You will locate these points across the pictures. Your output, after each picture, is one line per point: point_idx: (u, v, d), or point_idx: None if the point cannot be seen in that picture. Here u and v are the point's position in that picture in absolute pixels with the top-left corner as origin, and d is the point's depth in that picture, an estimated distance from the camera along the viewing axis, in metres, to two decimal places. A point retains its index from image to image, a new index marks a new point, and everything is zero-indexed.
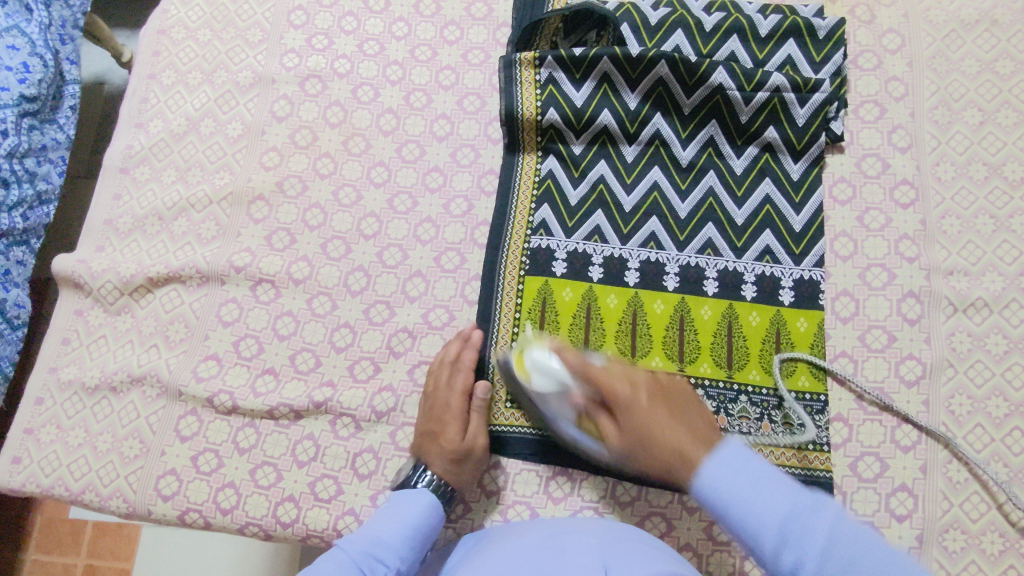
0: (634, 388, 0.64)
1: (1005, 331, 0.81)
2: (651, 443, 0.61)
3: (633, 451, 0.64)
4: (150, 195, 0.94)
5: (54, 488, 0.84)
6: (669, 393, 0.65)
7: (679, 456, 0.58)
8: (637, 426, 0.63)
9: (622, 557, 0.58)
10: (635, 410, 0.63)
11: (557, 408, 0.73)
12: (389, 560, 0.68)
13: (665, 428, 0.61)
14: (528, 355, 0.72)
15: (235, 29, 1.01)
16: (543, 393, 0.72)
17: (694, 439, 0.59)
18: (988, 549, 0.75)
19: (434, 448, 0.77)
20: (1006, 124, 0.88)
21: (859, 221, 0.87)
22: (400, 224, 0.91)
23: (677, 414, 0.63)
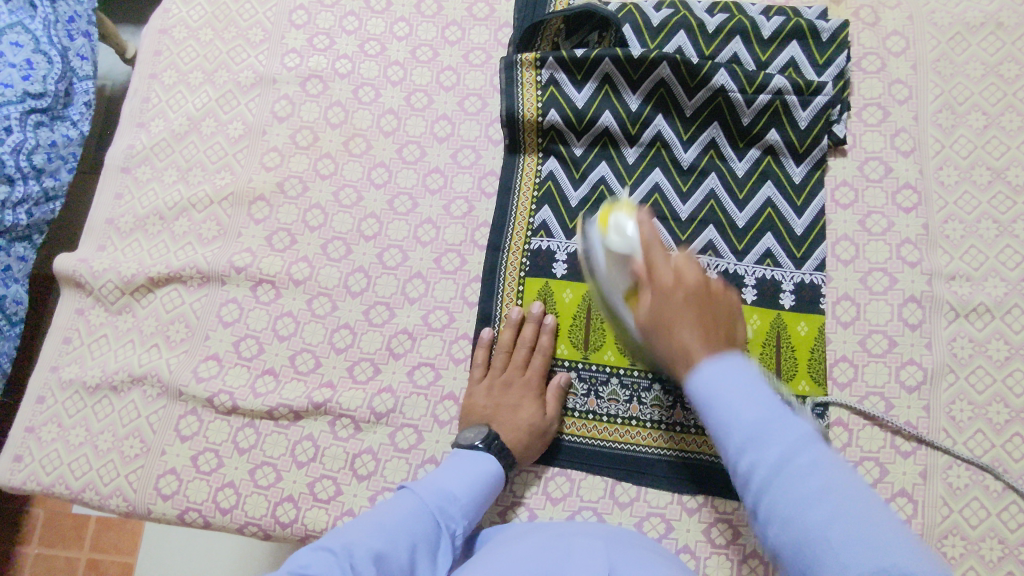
0: (681, 283, 0.59)
1: (1007, 337, 0.81)
2: (667, 331, 0.57)
3: (652, 337, 0.60)
4: (152, 195, 0.94)
5: (55, 486, 0.84)
6: (712, 303, 0.58)
7: (682, 355, 0.55)
8: (665, 315, 0.58)
9: (628, 560, 0.59)
10: (671, 296, 0.58)
11: (613, 278, 0.67)
12: (455, 513, 0.69)
13: (685, 323, 0.56)
14: (616, 216, 0.67)
15: (236, 29, 1.01)
16: (614, 253, 0.66)
17: (705, 338, 0.55)
18: (987, 555, 0.75)
19: (509, 418, 0.79)
20: (1010, 128, 0.88)
21: (861, 225, 0.86)
22: (400, 225, 0.91)
23: (708, 316, 0.56)
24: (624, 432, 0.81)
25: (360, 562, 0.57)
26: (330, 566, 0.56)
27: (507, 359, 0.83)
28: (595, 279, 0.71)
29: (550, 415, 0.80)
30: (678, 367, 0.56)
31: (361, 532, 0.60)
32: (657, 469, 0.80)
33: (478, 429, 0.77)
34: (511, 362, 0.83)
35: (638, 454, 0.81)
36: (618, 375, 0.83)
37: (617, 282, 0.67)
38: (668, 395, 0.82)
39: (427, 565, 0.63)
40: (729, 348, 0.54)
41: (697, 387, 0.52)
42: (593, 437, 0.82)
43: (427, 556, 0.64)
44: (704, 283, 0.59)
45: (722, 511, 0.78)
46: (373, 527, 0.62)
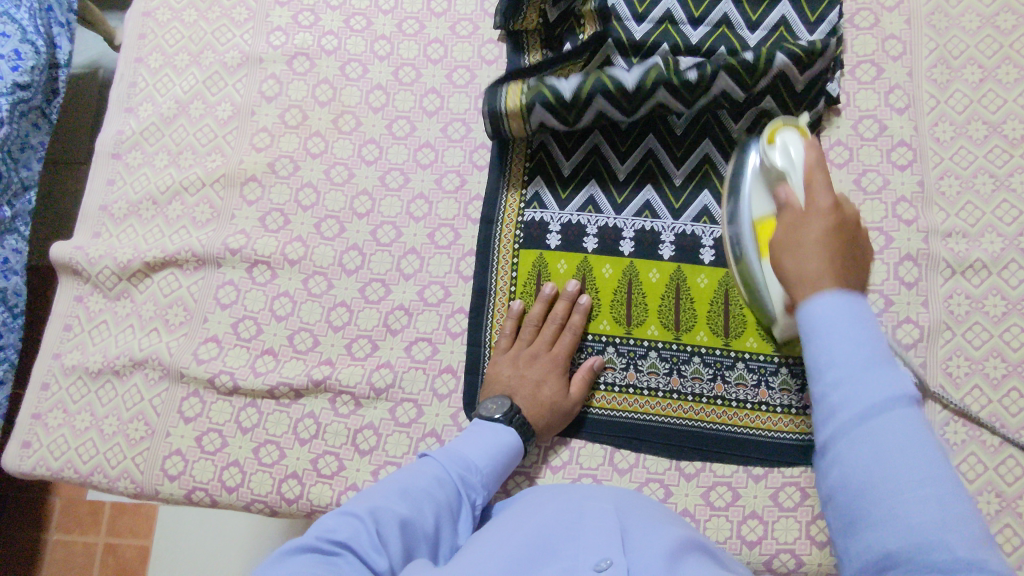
0: (837, 209, 0.58)
1: (1004, 292, 0.81)
2: (796, 252, 0.57)
3: (779, 253, 0.59)
4: (144, 179, 0.94)
5: (64, 470, 0.86)
6: (852, 269, 0.55)
7: (813, 277, 0.53)
8: (795, 231, 0.59)
9: (646, 524, 0.60)
10: (820, 215, 0.58)
11: (757, 198, 0.75)
12: (477, 481, 0.69)
13: (815, 254, 0.55)
14: (784, 133, 0.73)
15: (220, 9, 1.00)
16: (769, 168, 0.74)
17: (835, 268, 0.53)
18: (984, 509, 0.75)
19: (531, 390, 0.79)
20: (1007, 80, 0.86)
21: (856, 184, 0.86)
22: (392, 201, 0.91)
23: (842, 253, 0.56)
24: (621, 399, 0.82)
25: (387, 527, 0.56)
26: (357, 530, 0.55)
27: (535, 332, 0.83)
28: (733, 225, 0.78)
29: (573, 395, 0.80)
30: (795, 289, 0.55)
31: (388, 497, 0.59)
32: (651, 434, 0.81)
33: (500, 401, 0.76)
34: (539, 336, 0.83)
35: (639, 421, 0.81)
36: (614, 344, 0.83)
37: (756, 204, 0.75)
38: (665, 361, 0.82)
39: (450, 530, 0.63)
40: (859, 288, 0.53)
41: (810, 318, 0.48)
42: (594, 405, 0.82)
43: (449, 524, 0.63)
44: (857, 224, 0.59)
45: (721, 474, 0.79)
46: (398, 492, 0.61)
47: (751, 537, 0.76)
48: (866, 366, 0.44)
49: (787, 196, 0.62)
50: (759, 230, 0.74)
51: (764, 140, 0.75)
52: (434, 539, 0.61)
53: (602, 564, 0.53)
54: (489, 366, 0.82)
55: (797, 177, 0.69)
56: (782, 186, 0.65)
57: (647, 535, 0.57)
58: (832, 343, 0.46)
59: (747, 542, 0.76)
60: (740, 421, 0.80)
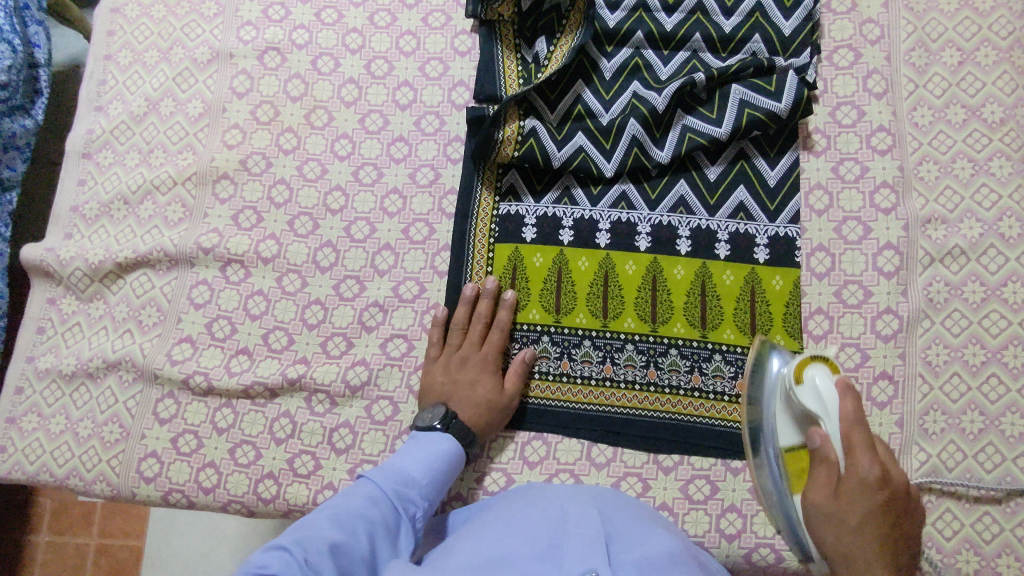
0: (883, 482, 0.57)
1: (984, 279, 0.80)
2: (841, 536, 0.57)
3: (821, 528, 0.59)
4: (115, 179, 0.93)
5: (39, 474, 0.85)
6: (902, 557, 0.56)
7: (860, 565, 0.56)
8: (836, 522, 0.58)
9: (607, 533, 0.58)
10: (855, 535, 0.56)
11: (781, 423, 0.68)
12: (415, 496, 0.68)
13: (862, 546, 0.56)
14: (814, 372, 0.63)
15: (189, 4, 0.98)
16: (794, 402, 0.66)
17: (882, 561, 0.55)
18: (963, 497, 0.75)
19: (466, 393, 0.79)
20: (985, 63, 0.85)
21: (834, 172, 0.85)
22: (366, 196, 0.89)
23: (890, 556, 0.56)
24: (597, 393, 0.81)
25: (318, 554, 0.55)
26: (286, 562, 0.52)
27: (463, 334, 0.82)
28: (764, 404, 0.70)
29: (509, 391, 0.80)
30: (842, 573, 0.58)
31: (318, 525, 0.58)
32: (627, 427, 0.80)
33: (435, 409, 0.76)
34: (468, 337, 0.82)
35: (617, 415, 0.80)
36: (590, 337, 0.82)
37: (784, 432, 0.67)
38: (641, 353, 0.81)
39: (389, 549, 0.62)
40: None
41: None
42: (533, 396, 0.82)
43: (387, 541, 0.62)
44: (905, 486, 0.58)
45: (698, 467, 0.78)
46: (329, 517, 0.59)
47: (730, 530, 0.76)
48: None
49: (822, 446, 0.60)
50: (790, 462, 0.67)
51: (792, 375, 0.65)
52: (372, 560, 0.59)
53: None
54: (422, 375, 0.82)
55: (832, 429, 0.60)
56: (813, 437, 0.61)
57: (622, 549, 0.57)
58: (876, 520, 0.58)
59: (725, 535, 0.76)
60: (717, 414, 0.80)
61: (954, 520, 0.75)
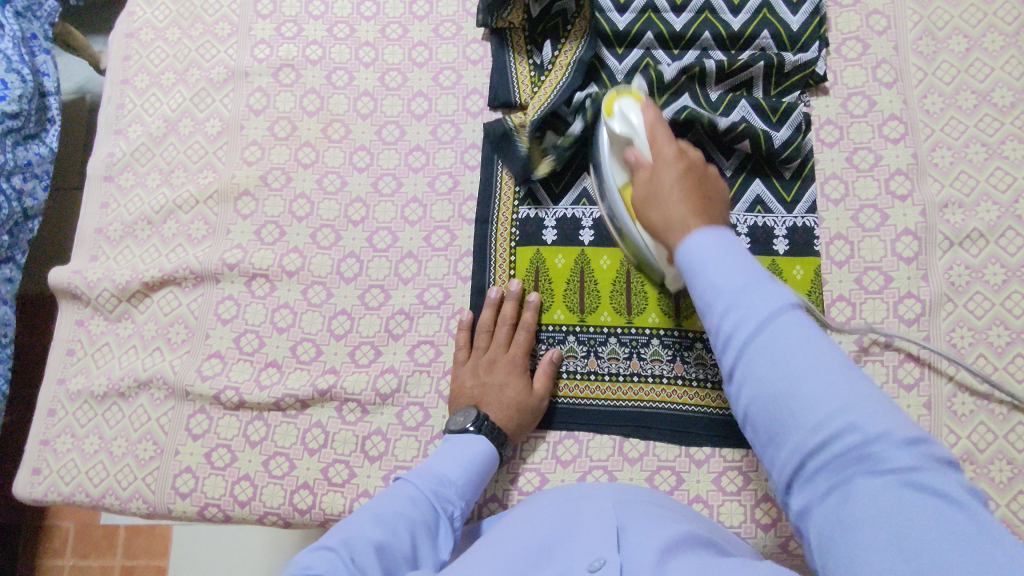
0: (680, 157, 0.66)
1: (1003, 260, 0.81)
2: (658, 204, 0.63)
3: (644, 210, 0.65)
4: (138, 200, 0.94)
5: (76, 495, 0.86)
6: (709, 207, 0.61)
7: (678, 226, 0.59)
8: (657, 188, 0.64)
9: (640, 518, 0.59)
10: (667, 164, 0.65)
11: (612, 165, 0.76)
12: (453, 495, 0.69)
13: (675, 198, 0.62)
14: (621, 101, 0.73)
15: (203, 25, 1.00)
16: (613, 138, 0.74)
17: (693, 209, 0.60)
18: (997, 477, 0.75)
19: (496, 395, 0.79)
20: (993, 48, 0.86)
21: (849, 162, 0.86)
22: (387, 207, 0.91)
23: (696, 201, 0.61)
24: (625, 389, 0.82)
25: (362, 555, 0.56)
26: (332, 563, 0.54)
27: (489, 337, 0.83)
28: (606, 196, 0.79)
29: (538, 391, 0.80)
30: (666, 237, 0.61)
31: (362, 527, 0.59)
32: (656, 421, 0.81)
33: (467, 412, 0.77)
34: (493, 341, 0.83)
35: (647, 409, 0.81)
36: (616, 334, 0.83)
37: (616, 174, 0.75)
38: (667, 347, 0.82)
39: (429, 548, 0.64)
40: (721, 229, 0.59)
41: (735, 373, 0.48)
42: (562, 395, 0.83)
43: (428, 541, 0.64)
44: (711, 177, 0.65)
45: (730, 459, 0.79)
46: (372, 518, 0.61)
47: (765, 520, 0.77)
48: (817, 394, 0.44)
49: (636, 157, 0.69)
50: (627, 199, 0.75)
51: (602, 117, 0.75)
52: (413, 558, 0.61)
53: (595, 564, 0.52)
54: (451, 380, 0.82)
55: (644, 141, 0.70)
56: (630, 152, 0.70)
57: (646, 528, 0.57)
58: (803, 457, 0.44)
59: (761, 525, 0.77)
60: None
61: (989, 500, 0.75)
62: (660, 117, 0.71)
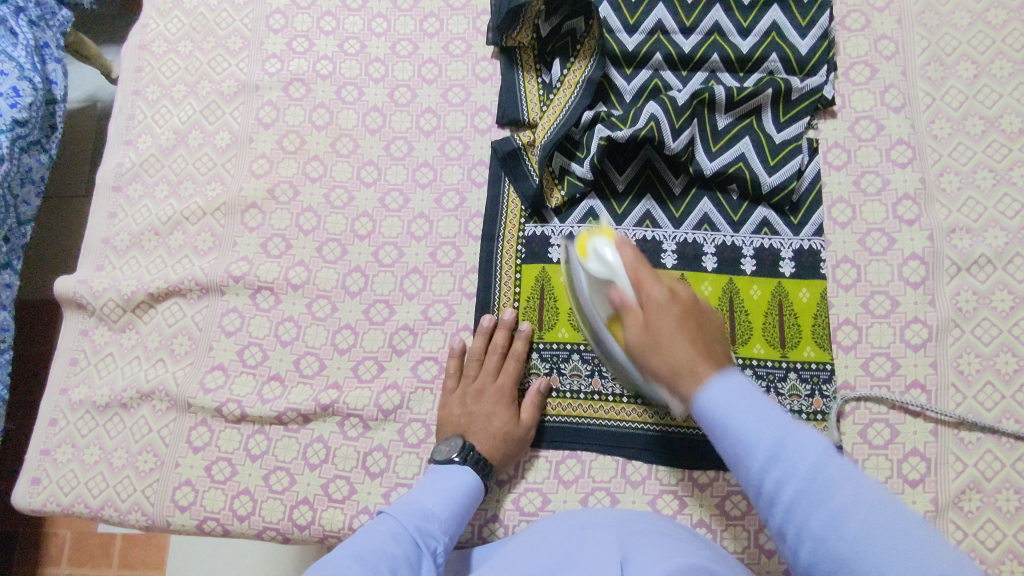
0: (670, 298, 0.65)
1: (1011, 286, 0.80)
2: (661, 349, 0.62)
3: (645, 355, 0.64)
4: (145, 211, 0.95)
5: (75, 505, 0.85)
6: (711, 344, 0.62)
7: (691, 371, 0.59)
8: (657, 329, 0.63)
9: (640, 548, 0.58)
10: (662, 307, 0.64)
11: (594, 300, 0.69)
12: (435, 530, 0.68)
13: (679, 344, 0.62)
14: (595, 241, 0.67)
15: (215, 39, 1.00)
16: (591, 279, 0.68)
17: (702, 356, 0.60)
18: (1004, 507, 0.75)
19: (483, 425, 0.79)
20: (1001, 75, 0.87)
21: (856, 185, 0.86)
22: (393, 222, 0.91)
23: (702, 343, 0.62)
24: (629, 410, 0.81)
25: None
26: None
27: (479, 365, 0.83)
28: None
29: (525, 421, 0.80)
30: (680, 386, 0.60)
31: (342, 564, 0.55)
32: (661, 444, 0.80)
33: (452, 442, 0.77)
34: (483, 369, 0.83)
35: (646, 431, 0.81)
36: None
37: (600, 308, 0.69)
38: None
39: None
40: (725, 361, 0.61)
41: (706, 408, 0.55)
42: (566, 414, 0.82)
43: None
44: (693, 301, 0.66)
45: (735, 482, 0.78)
46: (351, 557, 0.57)
47: (769, 545, 0.76)
48: (782, 435, 0.51)
49: (620, 297, 0.66)
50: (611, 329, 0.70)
51: (576, 254, 0.68)
52: None
53: None
54: (439, 408, 0.82)
55: (626, 283, 0.65)
56: (613, 294, 0.66)
57: (651, 556, 0.56)
58: (731, 418, 0.53)
59: (765, 551, 0.76)
60: None
61: (997, 530, 0.74)
62: (639, 256, 0.66)
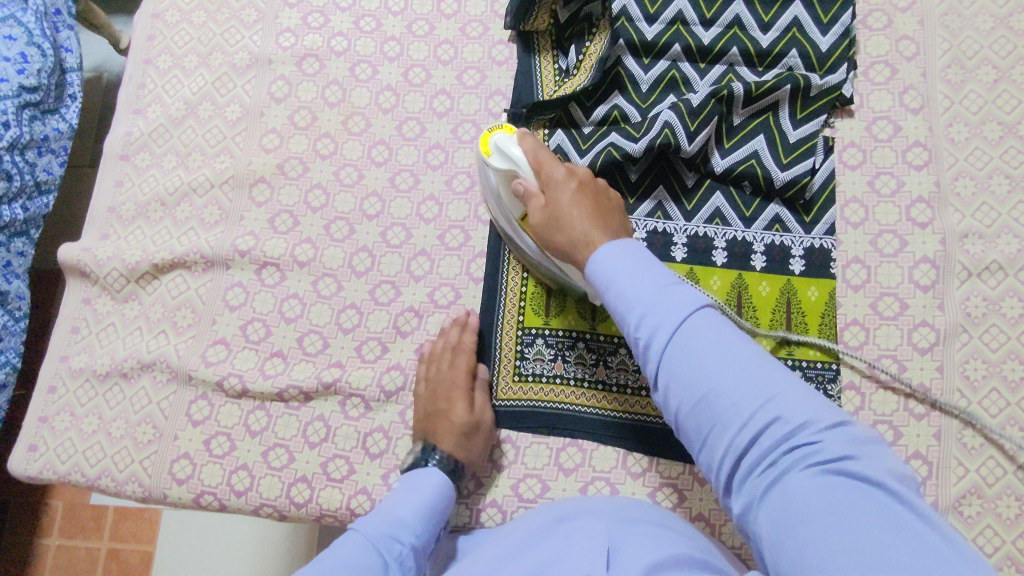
0: (570, 175, 0.73)
1: (1020, 294, 0.80)
2: (563, 222, 0.70)
3: (556, 240, 0.72)
4: (152, 181, 0.94)
5: (71, 474, 0.85)
6: (609, 213, 0.70)
7: (583, 242, 0.68)
8: (560, 208, 0.71)
9: (631, 539, 0.57)
10: (560, 183, 0.72)
11: (507, 200, 0.81)
12: (404, 535, 0.66)
13: (577, 216, 0.69)
14: (496, 138, 0.78)
15: (229, 10, 0.99)
16: (500, 175, 0.79)
17: (594, 217, 0.69)
18: (1004, 513, 0.75)
19: (443, 423, 0.77)
20: (1021, 81, 0.86)
21: (870, 186, 0.85)
22: (403, 202, 0.90)
23: (596, 204, 0.71)
24: (632, 402, 0.81)
25: None
26: None
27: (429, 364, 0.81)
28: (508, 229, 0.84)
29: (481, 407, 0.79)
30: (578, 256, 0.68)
31: None
32: (663, 437, 0.80)
33: (417, 449, 0.77)
34: (433, 366, 0.81)
35: (602, 416, 0.81)
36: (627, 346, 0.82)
37: (513, 207, 0.80)
38: None
39: None
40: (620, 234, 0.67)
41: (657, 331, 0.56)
42: (570, 403, 0.81)
43: None
44: (593, 177, 0.74)
45: None
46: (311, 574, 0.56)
47: None
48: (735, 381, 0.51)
49: (523, 185, 0.75)
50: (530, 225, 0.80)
51: (484, 153, 0.79)
52: None
53: None
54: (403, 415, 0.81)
55: (528, 172, 0.75)
56: (517, 185, 0.75)
57: (640, 548, 0.55)
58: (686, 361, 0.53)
59: None
60: None
61: (995, 536, 0.74)
62: (540, 145, 0.77)
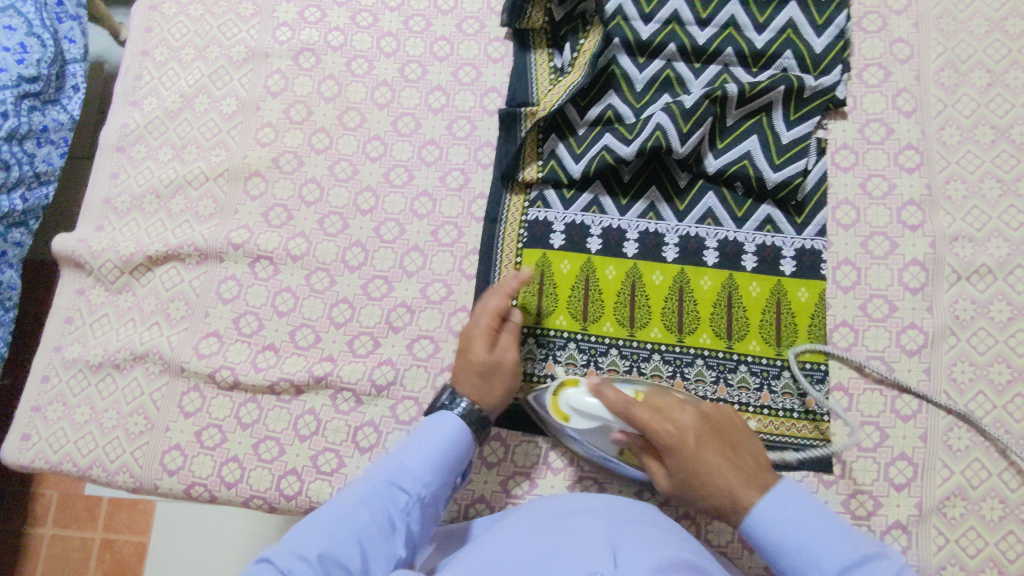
0: (685, 430, 0.69)
1: (1009, 298, 0.80)
2: (705, 488, 0.68)
3: (690, 481, 0.69)
4: (147, 173, 0.94)
5: (63, 464, 0.85)
6: (736, 446, 0.70)
7: (730, 502, 0.67)
8: (685, 473, 0.69)
9: (630, 539, 0.58)
10: (685, 436, 0.69)
11: (602, 446, 0.76)
12: (410, 484, 0.67)
13: (721, 475, 0.68)
14: (565, 399, 0.74)
15: (226, 3, 0.99)
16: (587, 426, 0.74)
17: (748, 479, 0.67)
18: (987, 515, 0.75)
19: (464, 366, 0.76)
20: (1015, 85, 0.86)
21: (862, 188, 0.86)
22: (397, 198, 0.90)
23: (728, 459, 0.69)
24: None
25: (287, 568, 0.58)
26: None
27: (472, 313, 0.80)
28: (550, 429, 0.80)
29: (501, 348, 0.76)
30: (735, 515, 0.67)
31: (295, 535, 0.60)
32: None
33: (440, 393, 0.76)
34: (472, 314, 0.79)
35: None
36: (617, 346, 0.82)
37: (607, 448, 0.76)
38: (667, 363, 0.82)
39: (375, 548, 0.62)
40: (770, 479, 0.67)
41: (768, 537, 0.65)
42: None
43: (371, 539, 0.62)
44: (698, 416, 0.71)
45: None
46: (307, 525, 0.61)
47: None
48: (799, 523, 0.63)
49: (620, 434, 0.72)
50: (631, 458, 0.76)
51: (559, 418, 0.75)
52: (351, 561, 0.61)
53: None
54: None
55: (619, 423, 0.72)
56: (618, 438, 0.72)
57: (640, 549, 0.56)
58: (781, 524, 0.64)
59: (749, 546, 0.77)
60: None
61: (978, 538, 0.75)
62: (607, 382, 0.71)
